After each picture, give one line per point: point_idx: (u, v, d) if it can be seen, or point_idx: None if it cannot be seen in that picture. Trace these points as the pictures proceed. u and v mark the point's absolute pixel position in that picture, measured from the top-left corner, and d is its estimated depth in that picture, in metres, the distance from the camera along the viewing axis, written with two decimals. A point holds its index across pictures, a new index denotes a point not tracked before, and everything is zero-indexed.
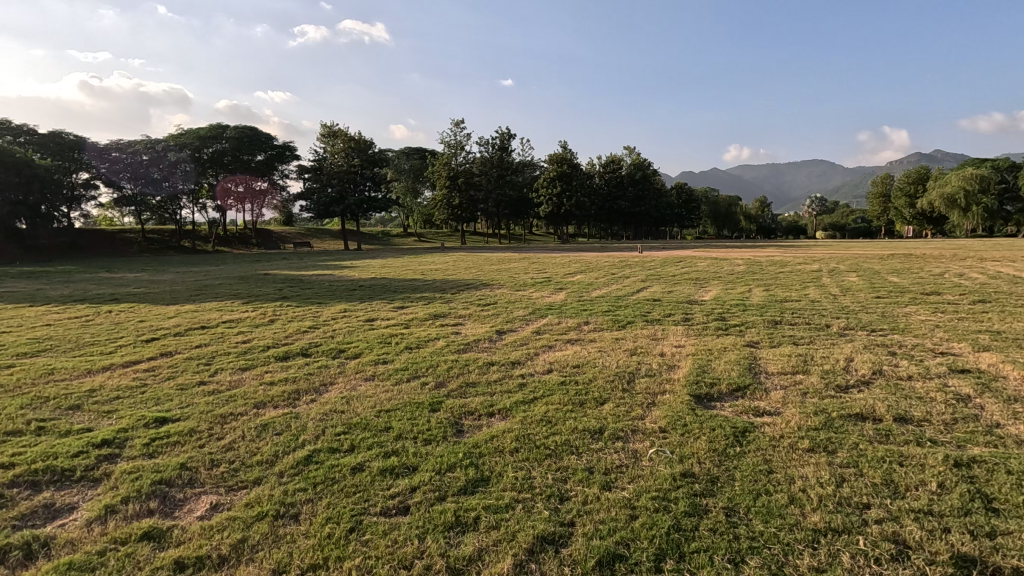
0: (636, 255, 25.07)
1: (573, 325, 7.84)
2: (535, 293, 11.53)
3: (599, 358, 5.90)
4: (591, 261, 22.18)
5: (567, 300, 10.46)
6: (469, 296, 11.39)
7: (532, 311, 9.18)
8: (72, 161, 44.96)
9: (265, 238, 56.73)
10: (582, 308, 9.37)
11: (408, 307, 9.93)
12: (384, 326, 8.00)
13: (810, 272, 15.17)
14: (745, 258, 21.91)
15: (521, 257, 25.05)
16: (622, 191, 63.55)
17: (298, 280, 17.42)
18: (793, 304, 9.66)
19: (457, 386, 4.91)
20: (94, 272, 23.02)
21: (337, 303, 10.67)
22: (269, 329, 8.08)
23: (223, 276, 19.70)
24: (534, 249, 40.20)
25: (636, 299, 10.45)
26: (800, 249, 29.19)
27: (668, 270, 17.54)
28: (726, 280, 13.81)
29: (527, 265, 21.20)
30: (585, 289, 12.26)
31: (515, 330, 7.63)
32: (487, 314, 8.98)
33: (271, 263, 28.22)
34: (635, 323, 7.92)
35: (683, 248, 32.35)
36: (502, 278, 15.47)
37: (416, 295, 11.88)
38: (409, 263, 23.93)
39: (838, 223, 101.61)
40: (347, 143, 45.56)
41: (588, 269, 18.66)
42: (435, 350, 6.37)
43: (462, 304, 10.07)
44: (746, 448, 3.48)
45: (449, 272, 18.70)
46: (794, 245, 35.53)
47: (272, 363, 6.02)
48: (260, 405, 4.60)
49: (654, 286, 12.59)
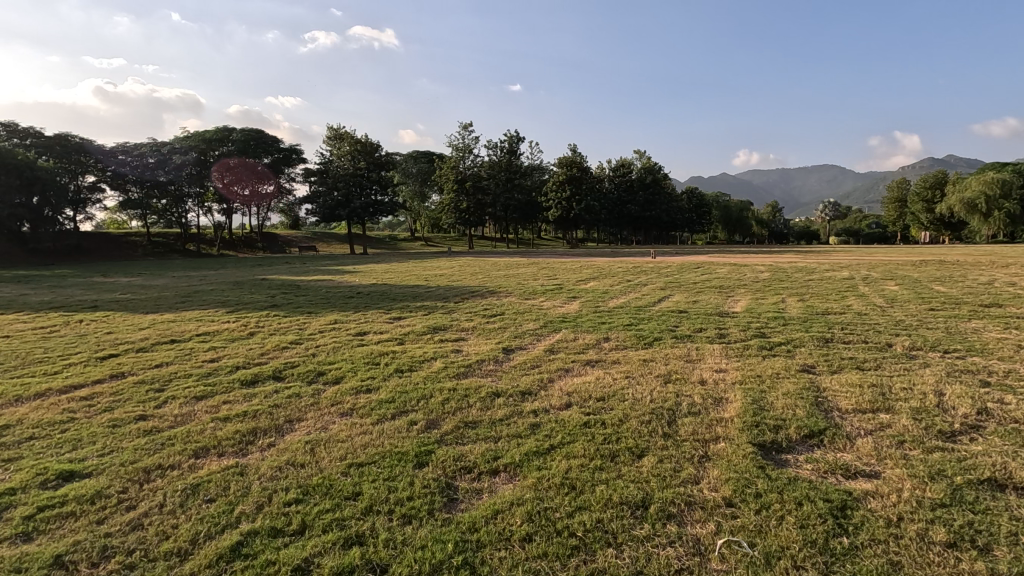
0: (649, 261, 24.07)
1: (591, 342, 6.84)
2: (547, 303, 10.55)
3: (626, 387, 4.88)
4: (603, 266, 21.21)
5: (583, 311, 9.47)
6: (475, 305, 10.44)
7: (544, 324, 8.17)
8: (77, 164, 44.50)
9: (271, 241, 56.22)
10: (600, 321, 8.35)
11: (405, 319, 8.95)
12: (375, 342, 7.01)
13: (842, 280, 14.09)
14: (766, 263, 20.87)
15: (530, 263, 24.12)
16: (632, 195, 62.72)
17: (296, 286, 16.57)
18: (837, 316, 8.61)
19: (453, 429, 3.91)
20: (89, 276, 22.31)
21: (328, 313, 9.70)
22: (246, 345, 7.12)
23: (218, 281, 18.92)
24: (543, 254, 39.31)
25: (658, 310, 9.45)
26: (821, 255, 28.08)
27: (687, 276, 16.51)
28: (752, 288, 12.77)
29: (536, 271, 20.24)
30: (602, 298, 11.26)
31: (525, 348, 6.64)
32: (494, 327, 8.01)
33: (273, 268, 27.49)
34: (662, 340, 6.91)
35: (697, 254, 31.32)
36: (510, 285, 14.51)
37: (415, 304, 10.89)
38: (414, 268, 23.01)
39: (851, 228, 99.86)
40: (353, 146, 45.60)
41: (601, 275, 17.66)
42: (430, 374, 5.37)
43: (466, 315, 9.07)
44: (855, 541, 2.44)
45: (455, 279, 17.77)
46: (813, 250, 34.35)
47: (234, 391, 5.04)
48: (200, 453, 3.61)
49: (675, 295, 11.58)
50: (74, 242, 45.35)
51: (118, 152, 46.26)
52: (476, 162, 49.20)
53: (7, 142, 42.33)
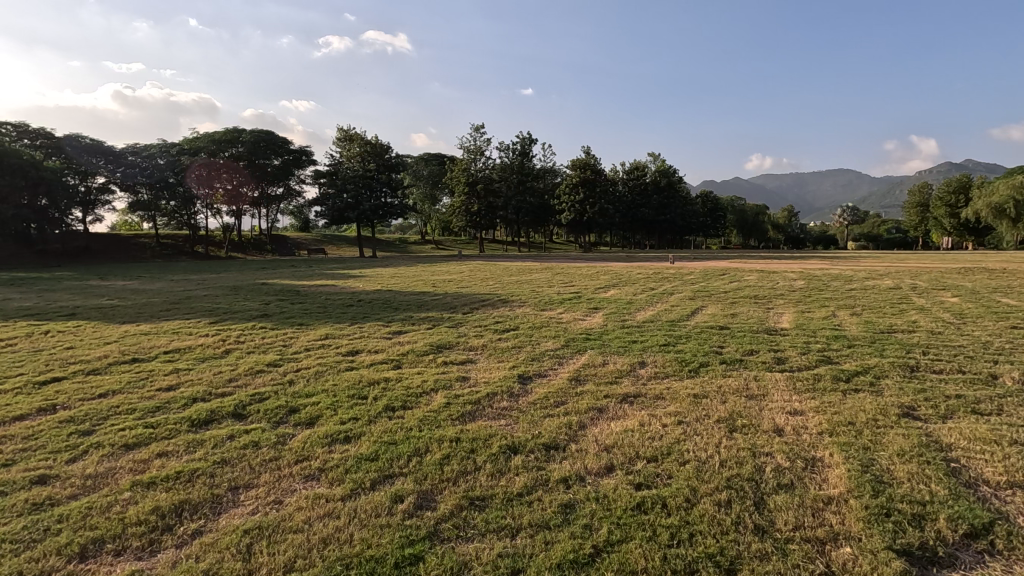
0: (668, 266, 22.78)
1: (624, 369, 5.70)
2: (567, 316, 9.39)
3: (681, 438, 3.73)
4: (622, 272, 19.98)
5: (609, 326, 8.29)
6: (486, 318, 9.30)
7: (565, 342, 7.05)
8: (86, 165, 44.11)
9: (280, 244, 55.60)
10: (629, 339, 7.23)
11: (406, 334, 7.86)
12: (366, 366, 5.90)
13: (890, 291, 12.75)
14: (797, 271, 19.55)
15: (543, 268, 22.98)
16: (646, 198, 61.45)
17: (296, 292, 15.56)
18: (908, 335, 7.36)
19: (453, 515, 2.77)
20: (86, 279, 21.59)
21: (320, 326, 8.63)
22: (216, 367, 6.06)
23: (215, 285, 18.01)
24: (557, 258, 38.04)
25: (694, 325, 8.29)
26: (849, 261, 26.62)
27: (714, 284, 15.25)
28: (791, 299, 11.52)
29: (549, 277, 19.11)
30: (628, 310, 10.09)
31: (546, 376, 5.50)
32: (509, 346, 6.88)
33: (277, 271, 26.64)
34: (709, 366, 5.75)
35: (718, 259, 29.99)
36: (524, 293, 13.39)
37: (418, 315, 9.79)
38: (421, 273, 21.98)
39: (871, 232, 97.46)
40: (363, 147, 45.39)
41: (621, 282, 16.49)
42: (427, 414, 4.27)
43: (475, 330, 7.97)
44: None
45: (465, 285, 16.69)
46: (838, 257, 32.78)
47: (179, 436, 3.96)
48: (89, 552, 2.52)
49: (710, 307, 10.35)
50: (82, 244, 45.02)
51: (127, 154, 45.97)
52: (487, 164, 48.17)
53: (15, 143, 42.02)
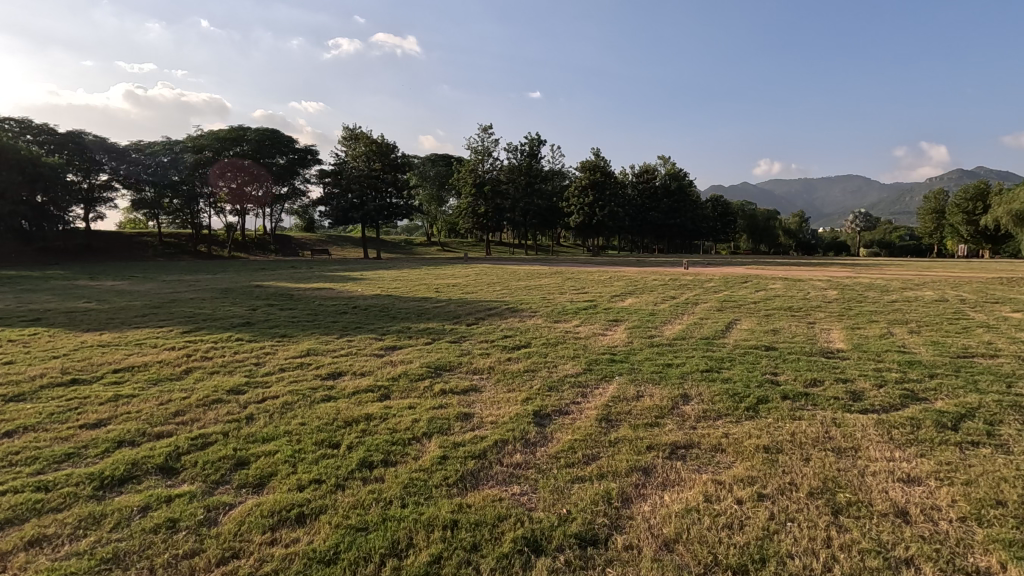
0: (684, 272, 21.67)
1: (664, 407, 4.59)
2: (584, 330, 8.28)
3: (775, 530, 2.61)
4: (636, 279, 18.95)
5: (636, 344, 7.16)
6: (494, 330, 8.20)
7: (587, 366, 5.93)
8: (89, 162, 43.48)
9: (284, 244, 54.80)
10: (662, 362, 6.12)
11: (400, 352, 6.78)
12: (346, 397, 4.81)
13: (938, 304, 11.59)
14: (822, 279, 18.42)
15: (552, 272, 21.94)
16: (656, 202, 60.45)
17: (289, 296, 14.54)
18: (991, 361, 6.23)
19: None
20: (76, 278, 20.76)
21: (305, 339, 7.58)
22: (165, 393, 4.99)
23: (207, 287, 17.06)
24: (565, 262, 37.06)
25: (735, 344, 7.16)
26: (872, 270, 25.49)
27: (738, 293, 14.13)
28: (832, 313, 10.35)
29: (559, 282, 18.04)
30: (654, 323, 8.96)
31: (569, 415, 4.39)
32: (520, 370, 5.77)
33: (278, 272, 25.83)
34: (772, 404, 4.61)
35: (734, 265, 28.86)
36: (534, 301, 12.32)
37: (417, 326, 8.73)
38: (424, 276, 20.97)
39: (884, 239, 95.90)
40: (369, 146, 43.62)
41: (637, 290, 15.41)
42: (413, 478, 3.18)
43: (480, 347, 6.90)
44: None
45: (471, 290, 15.65)
46: (859, 264, 31.47)
47: (71, 509, 2.88)
48: None
49: (745, 321, 9.19)
50: (83, 242, 44.41)
51: (131, 151, 45.44)
52: (495, 165, 47.30)
53: (18, 140, 41.45)
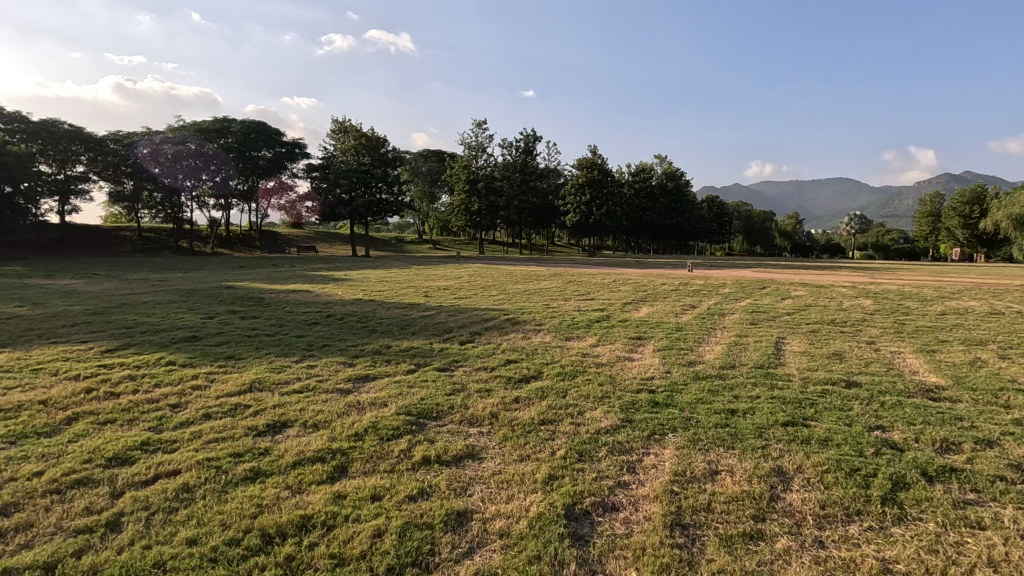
0: (692, 276, 20.23)
1: (759, 497, 3.05)
2: (607, 354, 6.70)
3: None
4: (644, 283, 17.43)
5: (680, 377, 5.58)
6: (495, 353, 6.64)
7: (624, 413, 4.37)
8: (65, 153, 41.38)
9: (269, 240, 52.99)
10: (723, 407, 4.59)
11: (372, 387, 5.19)
12: (282, 478, 3.20)
13: (1001, 319, 10.07)
14: (845, 286, 16.98)
15: (551, 275, 20.38)
16: (652, 201, 59.16)
17: (258, 300, 12.89)
18: None
19: None
20: (33, 275, 19.11)
21: (254, 365, 5.93)
22: (11, 465, 3.34)
23: (171, 288, 15.44)
24: (561, 262, 35.49)
25: (805, 376, 5.62)
26: (888, 274, 24.18)
27: (765, 302, 12.63)
28: (887, 330, 8.84)
29: (560, 287, 16.50)
30: (689, 343, 7.40)
31: (619, 517, 2.86)
32: (535, 420, 4.21)
33: (258, 271, 24.16)
34: (916, 493, 3.08)
35: (741, 268, 27.41)
36: (537, 311, 10.76)
37: (398, 344, 7.13)
38: (413, 277, 19.36)
39: (880, 242, 95.10)
40: (358, 139, 41.61)
41: (648, 297, 13.90)
42: None
43: (478, 381, 5.30)
44: None
45: (465, 294, 14.04)
46: (869, 268, 30.13)
47: None
48: None
49: (794, 341, 7.65)
50: (58, 237, 42.49)
51: (109, 141, 43.21)
52: (489, 161, 45.66)
53: None
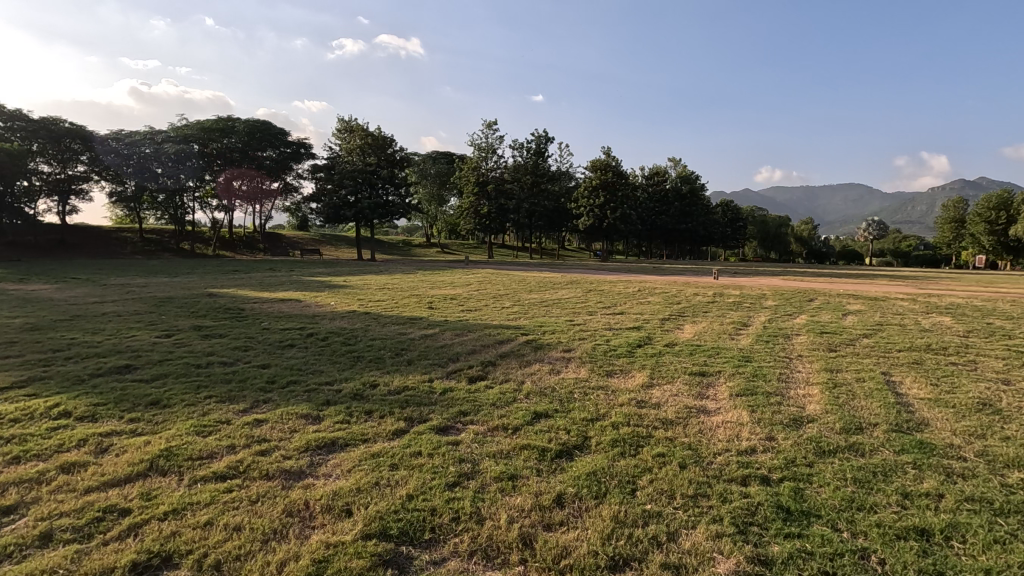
0: (722, 286, 18.41)
1: None
2: (673, 404, 4.86)
3: None
4: (672, 294, 15.62)
5: (797, 451, 3.72)
6: (518, 401, 4.85)
7: (748, 543, 2.56)
8: (65, 152, 39.87)
9: (273, 242, 51.76)
10: (905, 525, 2.76)
11: (335, 470, 3.39)
12: None
13: None
14: (901, 298, 15.00)
15: (566, 283, 18.53)
16: (666, 205, 57.14)
17: (237, 311, 11.21)
18: None
19: None
20: (7, 279, 17.68)
21: (173, 422, 4.15)
22: None
23: (148, 296, 13.85)
24: (575, 268, 33.69)
25: (983, 450, 3.76)
26: (935, 285, 21.95)
27: (825, 319, 10.72)
28: (1014, 362, 6.92)
29: (580, 297, 14.68)
30: (774, 383, 5.54)
31: None
32: (601, 563, 2.42)
33: (253, 275, 22.62)
34: None
35: (768, 277, 25.38)
36: (561, 329, 9.01)
37: (387, 384, 5.32)
38: (417, 284, 17.66)
39: (898, 249, 92.22)
40: (363, 139, 39.99)
41: (685, 311, 12.07)
42: None
43: (494, 460, 3.48)
44: None
45: (474, 306, 12.28)
46: (906, 277, 27.92)
47: None
48: None
49: (909, 381, 5.79)
50: (57, 238, 41.39)
51: (109, 140, 41.47)
52: (499, 163, 43.94)
53: None
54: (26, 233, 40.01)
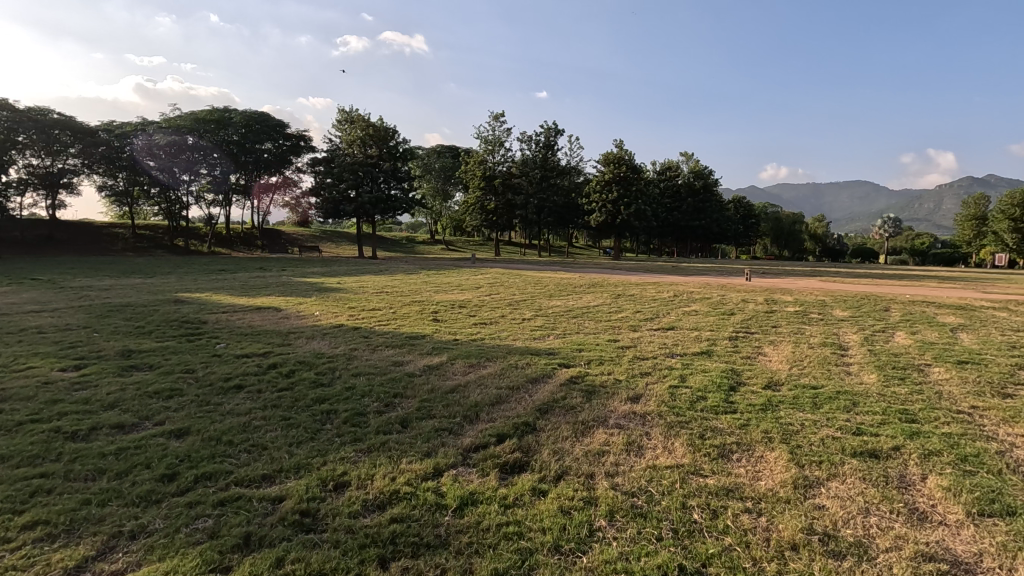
0: (766, 290, 16.03)
1: None
2: (892, 546, 2.60)
3: None
4: (716, 301, 13.27)
5: None
6: (602, 538, 2.63)
7: None
8: (53, 143, 37.36)
9: (271, 238, 49.62)
10: None
11: None
12: None
13: None
14: (993, 308, 12.53)
15: (588, 287, 16.22)
16: (677, 201, 54.84)
17: (194, 326, 8.95)
18: None
19: None
20: None
21: None
22: None
23: (102, 303, 11.60)
24: (589, 267, 31.37)
25: None
26: (1000, 290, 19.43)
27: (939, 340, 8.34)
28: None
29: (613, 305, 12.36)
30: (1021, 484, 3.27)
31: None
32: None
33: (238, 275, 20.41)
34: None
35: (803, 277, 22.92)
36: (611, 357, 6.70)
37: (364, 495, 3.01)
38: (420, 288, 15.45)
39: (914, 247, 89.30)
40: (364, 129, 37.28)
41: (750, 325, 9.74)
42: None
43: None
44: None
45: (487, 319, 10.02)
46: (955, 279, 25.34)
47: None
48: None
49: None
50: (45, 234, 39.35)
51: (99, 130, 38.96)
52: (506, 156, 41.59)
53: None
54: (11, 229, 37.95)
